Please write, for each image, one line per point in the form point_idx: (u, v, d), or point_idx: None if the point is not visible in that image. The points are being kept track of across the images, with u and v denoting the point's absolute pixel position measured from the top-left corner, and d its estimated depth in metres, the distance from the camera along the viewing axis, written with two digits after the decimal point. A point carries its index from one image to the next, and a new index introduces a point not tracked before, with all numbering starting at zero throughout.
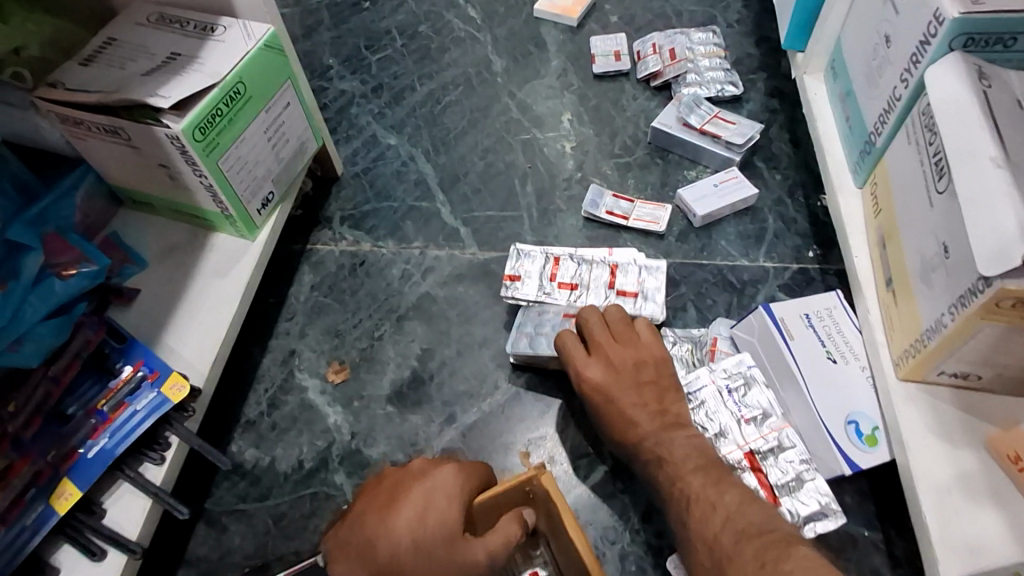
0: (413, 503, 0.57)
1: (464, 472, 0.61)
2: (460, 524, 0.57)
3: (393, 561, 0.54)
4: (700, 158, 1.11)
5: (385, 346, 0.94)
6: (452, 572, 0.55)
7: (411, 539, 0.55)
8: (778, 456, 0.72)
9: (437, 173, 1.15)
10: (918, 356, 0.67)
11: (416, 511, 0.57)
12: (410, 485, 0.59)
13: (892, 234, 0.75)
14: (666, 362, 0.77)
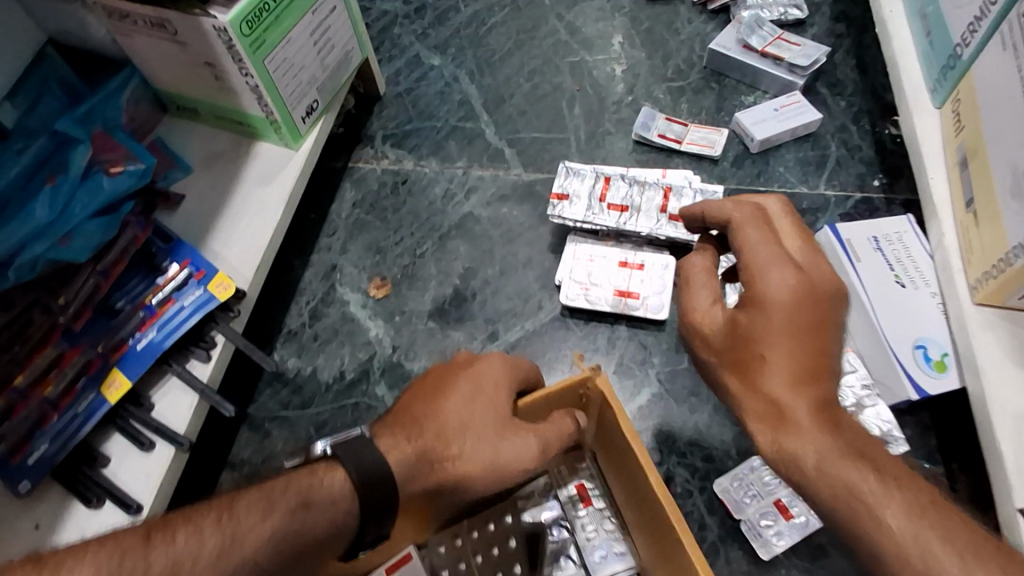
0: (459, 392, 0.54)
1: (510, 365, 0.57)
2: (507, 409, 0.54)
3: (439, 440, 0.52)
4: (759, 83, 1.05)
5: (428, 263, 0.92)
6: (500, 458, 0.52)
7: (459, 420, 0.53)
8: (839, 381, 0.69)
9: (481, 93, 1.10)
10: (1000, 278, 0.62)
11: (463, 396, 0.53)
12: (455, 374, 0.55)
13: (978, 152, 0.69)
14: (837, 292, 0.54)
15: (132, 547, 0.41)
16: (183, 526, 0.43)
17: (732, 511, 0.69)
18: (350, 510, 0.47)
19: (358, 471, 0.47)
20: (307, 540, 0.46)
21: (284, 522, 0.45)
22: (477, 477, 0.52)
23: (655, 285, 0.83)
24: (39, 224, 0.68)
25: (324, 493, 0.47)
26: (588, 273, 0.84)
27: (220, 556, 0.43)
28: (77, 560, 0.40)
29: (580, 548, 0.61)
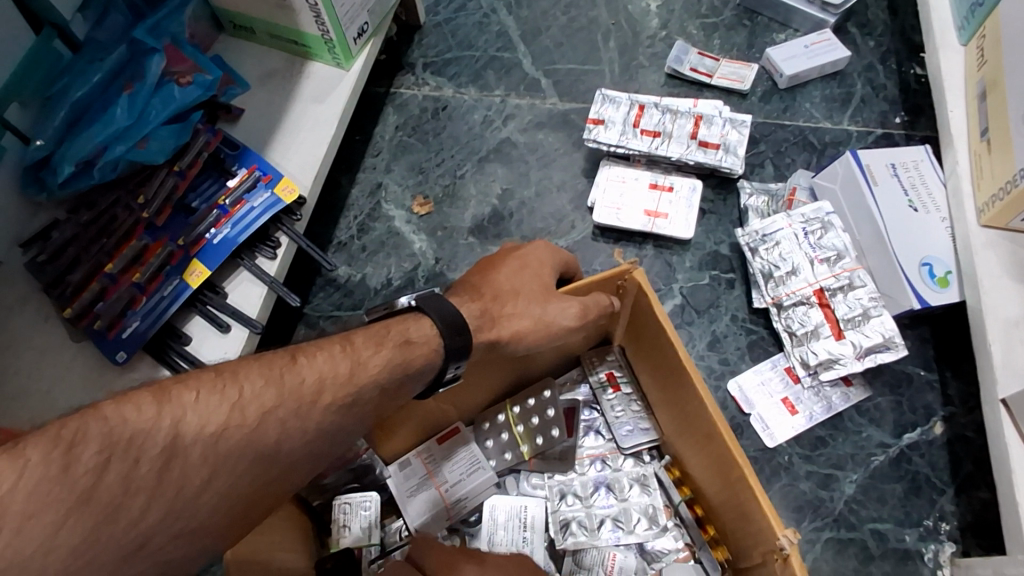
0: (510, 265, 0.59)
1: (553, 252, 0.62)
2: (551, 282, 0.60)
3: (497, 299, 0.58)
4: (791, 21, 1.07)
5: (467, 184, 0.98)
6: (546, 317, 0.58)
7: (511, 286, 0.58)
8: (848, 293, 0.76)
9: (519, 25, 1.14)
10: (1006, 199, 0.68)
11: (514, 267, 0.60)
12: (504, 256, 0.61)
13: (997, 84, 0.73)
14: (608, 303, 0.62)
15: (286, 365, 0.47)
16: (318, 352, 0.49)
17: (743, 407, 0.77)
18: (441, 350, 0.53)
19: (438, 316, 0.54)
20: (408, 371, 0.52)
21: (393, 355, 0.51)
22: (529, 332, 0.58)
23: (680, 208, 0.88)
24: (120, 127, 0.74)
25: (420, 333, 0.53)
26: (619, 195, 0.90)
27: (352, 376, 0.49)
28: (244, 373, 0.46)
29: (608, 425, 0.71)
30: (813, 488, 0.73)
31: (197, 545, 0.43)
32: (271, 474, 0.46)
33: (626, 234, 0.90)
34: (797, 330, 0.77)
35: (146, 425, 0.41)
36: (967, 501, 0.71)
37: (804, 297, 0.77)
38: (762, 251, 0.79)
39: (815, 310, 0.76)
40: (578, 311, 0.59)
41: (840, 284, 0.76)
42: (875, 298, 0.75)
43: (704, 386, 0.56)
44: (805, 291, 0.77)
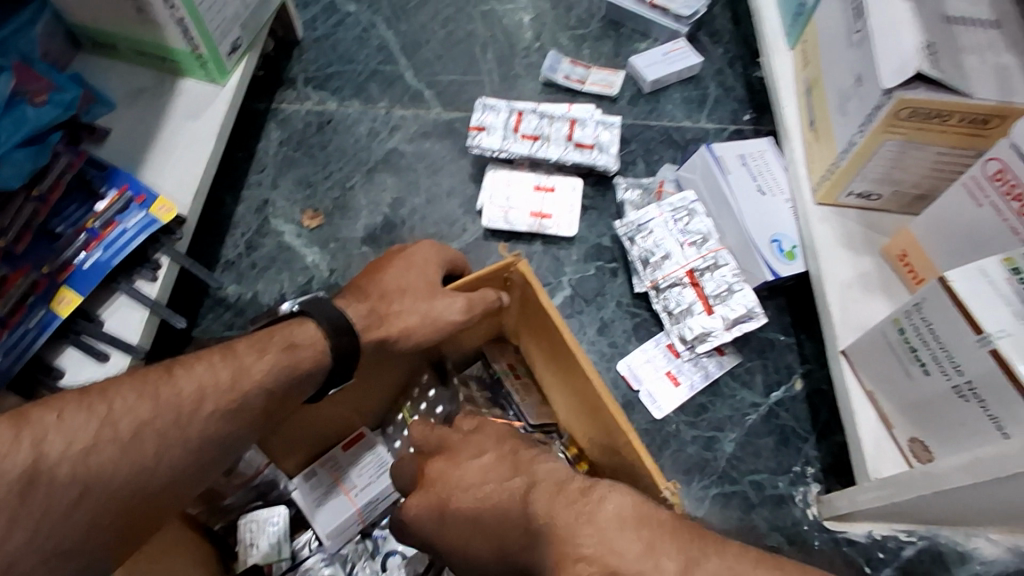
0: (397, 266, 0.61)
1: (440, 249, 0.64)
2: (437, 279, 0.62)
3: (383, 299, 0.59)
4: (651, 32, 1.18)
5: (357, 195, 0.99)
6: (433, 313, 0.60)
7: (398, 284, 0.60)
8: (714, 272, 0.84)
9: (399, 39, 1.17)
10: (833, 177, 0.78)
11: (402, 265, 0.61)
12: (390, 257, 0.62)
13: (819, 81, 0.84)
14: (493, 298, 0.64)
15: (160, 378, 0.48)
16: (196, 362, 0.50)
17: (632, 384, 0.83)
18: (329, 351, 0.55)
19: (325, 320, 0.55)
20: (298, 374, 0.53)
21: (279, 360, 0.52)
22: (417, 328, 0.60)
23: (564, 207, 0.94)
24: None
25: (305, 337, 0.54)
26: (506, 200, 0.94)
27: (234, 384, 0.50)
28: (115, 389, 0.47)
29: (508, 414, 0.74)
30: (699, 451, 0.80)
31: (74, 560, 0.44)
32: (151, 488, 0.47)
33: (514, 233, 0.94)
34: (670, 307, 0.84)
35: (4, 449, 0.41)
36: (828, 446, 0.80)
37: (677, 277, 0.85)
38: (638, 240, 0.87)
39: (687, 288, 0.84)
40: (464, 306, 0.61)
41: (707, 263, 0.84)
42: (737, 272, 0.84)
43: (590, 364, 0.61)
44: (676, 272, 0.85)
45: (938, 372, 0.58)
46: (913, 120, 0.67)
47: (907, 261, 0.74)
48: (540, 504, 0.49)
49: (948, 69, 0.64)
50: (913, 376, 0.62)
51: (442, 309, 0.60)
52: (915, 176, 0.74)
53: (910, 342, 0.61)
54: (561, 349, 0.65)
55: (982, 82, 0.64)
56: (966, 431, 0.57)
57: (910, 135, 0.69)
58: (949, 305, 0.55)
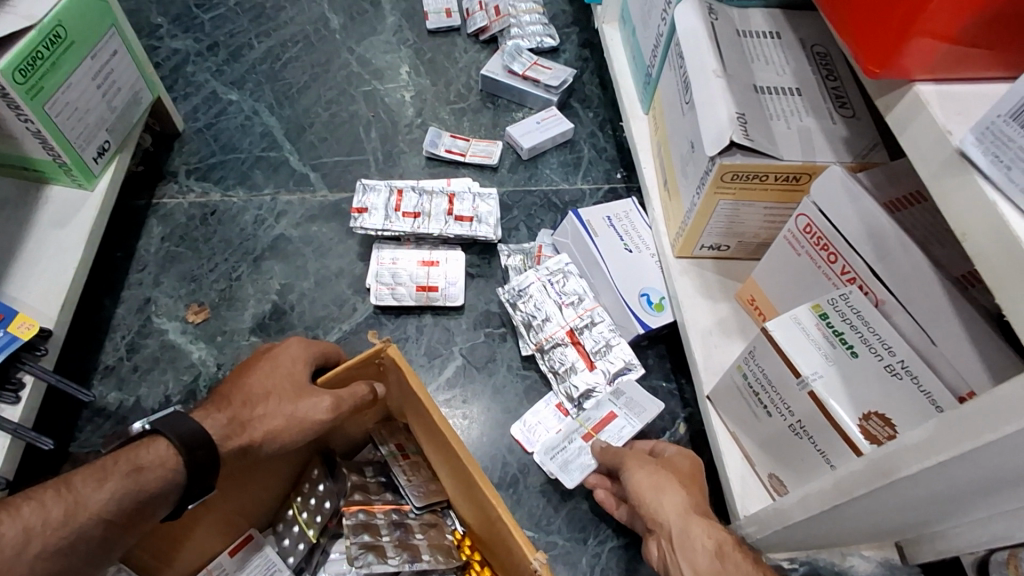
0: (263, 369, 0.63)
1: (308, 345, 0.66)
2: (303, 377, 0.64)
3: (246, 404, 0.61)
4: (526, 102, 1.25)
5: (244, 285, 0.99)
6: (297, 412, 0.62)
7: (263, 388, 0.62)
8: (611, 420, 0.82)
9: (283, 125, 1.20)
10: (685, 235, 0.85)
11: (266, 369, 0.63)
12: (259, 357, 0.64)
13: (666, 145, 0.92)
14: (363, 392, 0.66)
15: None
16: (28, 501, 0.50)
17: (525, 446, 0.86)
18: (180, 467, 0.55)
19: (176, 436, 0.55)
20: (143, 495, 0.53)
21: (121, 486, 0.52)
22: (281, 430, 0.61)
23: (451, 279, 0.97)
24: None
25: (152, 458, 0.54)
26: (394, 280, 0.96)
27: (67, 519, 0.50)
28: None
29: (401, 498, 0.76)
30: (592, 505, 0.83)
31: None
32: None
33: (404, 307, 0.97)
34: (562, 466, 0.80)
35: None
36: (712, 486, 0.85)
37: (575, 428, 0.82)
38: (520, 305, 0.91)
39: (581, 441, 0.81)
40: (330, 403, 0.63)
41: (606, 410, 0.83)
42: (630, 413, 0.83)
43: (460, 441, 0.63)
44: (576, 427, 0.82)
45: (777, 413, 0.64)
46: (737, 182, 0.74)
47: (756, 305, 0.81)
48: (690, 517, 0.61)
49: (759, 135, 0.71)
50: (759, 416, 0.68)
51: (307, 411, 0.62)
52: (752, 228, 0.81)
53: (752, 384, 0.67)
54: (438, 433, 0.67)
55: (789, 145, 0.72)
56: (807, 465, 0.62)
57: (737, 195, 0.76)
58: (772, 351, 0.61)
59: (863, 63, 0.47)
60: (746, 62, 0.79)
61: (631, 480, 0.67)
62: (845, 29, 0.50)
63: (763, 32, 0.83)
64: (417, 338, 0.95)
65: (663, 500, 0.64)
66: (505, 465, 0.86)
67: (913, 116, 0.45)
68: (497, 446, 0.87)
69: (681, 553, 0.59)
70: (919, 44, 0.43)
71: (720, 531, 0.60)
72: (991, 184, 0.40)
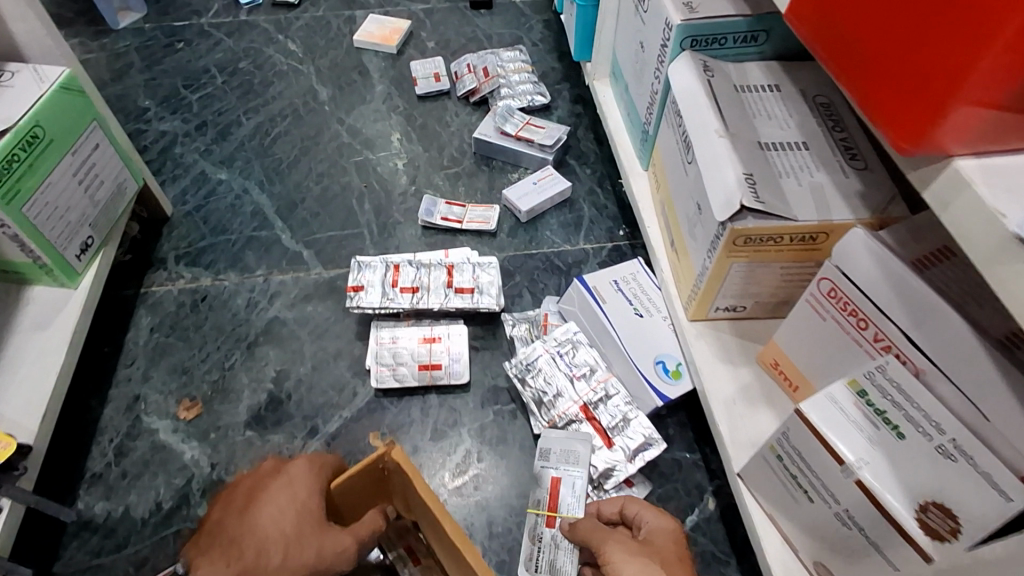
0: (270, 503, 0.60)
1: (316, 463, 0.65)
2: (317, 511, 0.60)
3: (259, 556, 0.56)
4: (521, 162, 1.23)
5: (237, 374, 0.94)
6: (321, 557, 0.57)
7: (276, 530, 0.58)
8: (559, 486, 0.79)
9: (274, 202, 1.18)
10: (698, 298, 0.80)
11: (276, 505, 0.60)
12: (263, 489, 0.62)
13: (670, 204, 0.89)
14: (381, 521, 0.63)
15: None
16: None
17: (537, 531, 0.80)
18: None
19: None
20: None
21: None
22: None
23: (454, 355, 0.92)
24: None
25: None
26: (394, 360, 0.91)
27: None
28: None
29: None
30: None
31: None
32: None
33: (407, 388, 0.91)
34: (551, 568, 0.75)
35: None
36: (750, 569, 0.78)
37: (534, 521, 0.78)
38: (529, 380, 0.87)
39: (549, 529, 0.77)
40: (349, 538, 0.59)
41: (547, 480, 0.79)
42: (568, 464, 0.80)
43: (467, 544, 0.58)
44: (535, 519, 0.78)
45: (820, 498, 0.58)
46: (750, 245, 0.70)
47: (780, 369, 0.76)
48: None
49: (770, 197, 0.68)
50: (799, 500, 0.62)
51: (329, 557, 0.57)
52: (769, 289, 0.77)
53: (788, 466, 0.61)
54: (443, 535, 0.61)
55: (802, 204, 0.68)
56: (862, 558, 0.56)
57: (751, 257, 0.72)
58: (809, 435, 0.56)
59: (892, 138, 0.45)
60: (747, 118, 0.76)
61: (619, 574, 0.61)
62: (866, 99, 0.47)
63: (761, 85, 0.81)
64: (421, 422, 0.90)
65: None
66: None
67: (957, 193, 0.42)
68: (514, 537, 0.81)
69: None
70: (961, 114, 0.40)
71: None
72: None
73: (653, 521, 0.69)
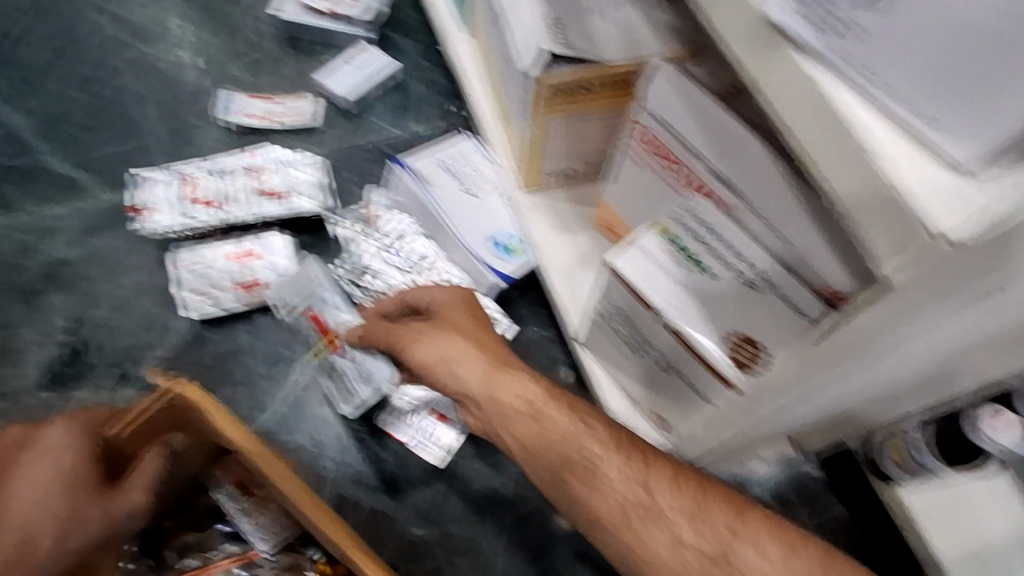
0: (28, 464, 0.50)
1: (74, 418, 0.54)
2: (91, 476, 0.52)
3: (40, 531, 0.49)
4: (334, 41, 1.07)
5: (19, 330, 0.80)
6: (109, 522, 0.52)
7: (34, 496, 0.49)
8: (318, 316, 0.76)
9: (31, 120, 0.96)
10: (527, 169, 0.76)
11: (37, 455, 0.51)
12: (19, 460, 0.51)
13: (489, 67, 0.81)
14: (157, 454, 0.57)
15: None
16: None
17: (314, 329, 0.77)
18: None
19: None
20: None
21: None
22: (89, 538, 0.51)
23: (274, 267, 0.81)
24: None
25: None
26: (207, 286, 0.80)
27: None
28: None
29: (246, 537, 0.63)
30: (486, 482, 0.76)
31: None
32: None
33: (230, 313, 0.81)
34: (362, 376, 0.75)
35: None
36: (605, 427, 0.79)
37: (326, 360, 0.77)
38: (363, 283, 0.80)
39: (339, 354, 0.75)
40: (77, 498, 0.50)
41: (307, 324, 0.77)
42: (307, 297, 0.77)
43: (238, 433, 0.58)
44: (326, 358, 0.77)
45: (644, 350, 0.60)
46: (562, 99, 0.65)
47: (612, 230, 0.75)
48: (524, 390, 0.58)
49: (574, 38, 0.61)
50: (628, 353, 0.63)
51: (115, 530, 0.53)
52: (593, 147, 0.73)
53: (612, 324, 0.62)
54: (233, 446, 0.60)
55: (609, 44, 0.62)
56: (681, 396, 0.60)
57: (566, 113, 0.68)
58: (625, 292, 0.56)
59: None
60: None
61: (413, 354, 0.63)
62: None
63: None
64: (252, 345, 0.81)
65: (456, 371, 0.60)
66: (382, 464, 0.75)
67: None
68: (366, 449, 0.76)
69: (501, 425, 0.57)
70: None
71: (529, 386, 0.58)
72: (814, 61, 0.34)
73: (436, 298, 0.68)
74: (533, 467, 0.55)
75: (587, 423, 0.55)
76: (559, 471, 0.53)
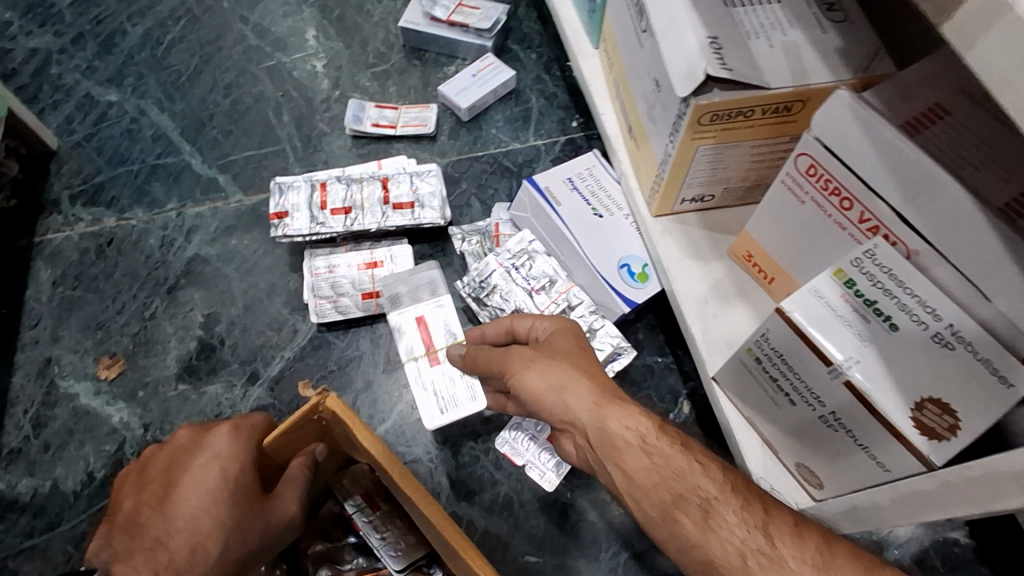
0: (199, 465, 0.59)
1: (238, 428, 0.62)
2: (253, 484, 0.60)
3: (205, 528, 0.55)
4: (457, 52, 1.07)
5: (162, 322, 0.85)
6: (261, 530, 0.58)
7: (206, 491, 0.57)
8: (426, 323, 0.76)
9: (178, 123, 1.02)
10: (662, 191, 0.72)
11: (208, 455, 0.59)
12: (192, 460, 0.59)
13: (625, 85, 0.78)
14: (303, 467, 0.63)
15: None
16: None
17: (415, 333, 0.76)
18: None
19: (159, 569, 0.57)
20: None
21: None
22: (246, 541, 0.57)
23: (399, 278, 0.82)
24: None
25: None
26: (336, 294, 0.82)
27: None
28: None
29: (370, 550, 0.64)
30: (601, 513, 0.73)
31: None
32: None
33: (355, 320, 0.83)
34: (453, 400, 0.73)
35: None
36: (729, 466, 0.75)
37: (416, 367, 0.74)
38: (485, 299, 0.80)
39: (435, 367, 0.74)
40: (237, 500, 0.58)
41: (411, 323, 0.76)
42: (423, 301, 0.77)
43: (370, 441, 0.60)
44: (417, 367, 0.74)
45: (801, 399, 0.54)
46: (718, 123, 0.61)
47: (754, 261, 0.69)
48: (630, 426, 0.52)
49: (737, 61, 0.57)
50: (780, 403, 0.57)
51: (268, 537, 0.59)
52: (738, 171, 0.69)
53: (769, 370, 0.56)
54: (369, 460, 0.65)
55: (774, 70, 0.58)
56: (839, 457, 0.54)
57: (718, 137, 0.63)
58: (794, 337, 0.50)
59: None
60: None
61: (521, 381, 0.60)
62: None
63: None
64: (374, 353, 0.82)
65: (567, 401, 0.55)
66: (495, 485, 0.75)
67: (989, 22, 0.32)
68: (481, 467, 0.75)
69: (609, 457, 0.51)
70: None
71: (642, 420, 0.52)
72: None
73: (547, 329, 0.66)
74: (637, 503, 0.49)
75: (702, 465, 0.49)
76: (671, 511, 0.47)
